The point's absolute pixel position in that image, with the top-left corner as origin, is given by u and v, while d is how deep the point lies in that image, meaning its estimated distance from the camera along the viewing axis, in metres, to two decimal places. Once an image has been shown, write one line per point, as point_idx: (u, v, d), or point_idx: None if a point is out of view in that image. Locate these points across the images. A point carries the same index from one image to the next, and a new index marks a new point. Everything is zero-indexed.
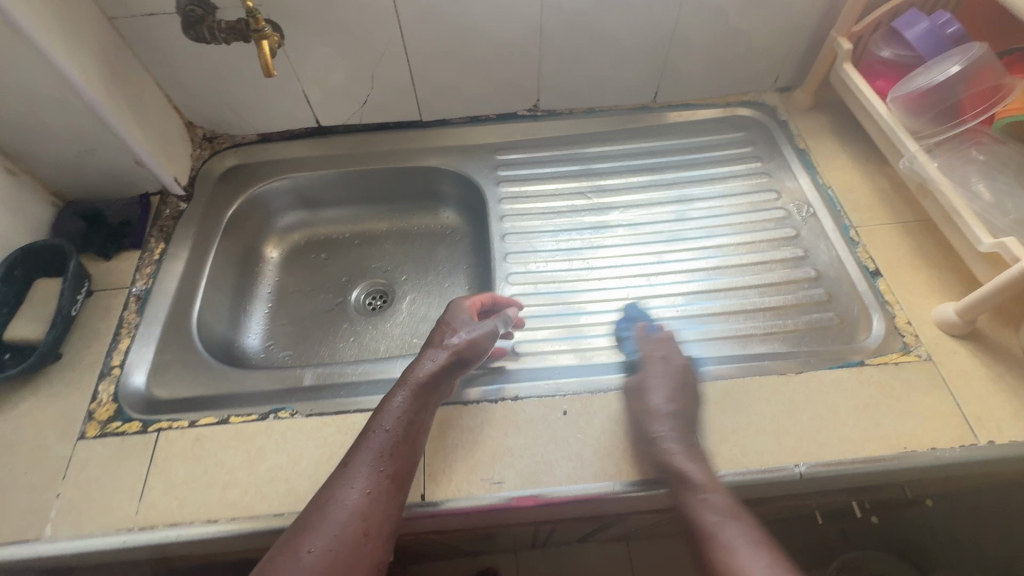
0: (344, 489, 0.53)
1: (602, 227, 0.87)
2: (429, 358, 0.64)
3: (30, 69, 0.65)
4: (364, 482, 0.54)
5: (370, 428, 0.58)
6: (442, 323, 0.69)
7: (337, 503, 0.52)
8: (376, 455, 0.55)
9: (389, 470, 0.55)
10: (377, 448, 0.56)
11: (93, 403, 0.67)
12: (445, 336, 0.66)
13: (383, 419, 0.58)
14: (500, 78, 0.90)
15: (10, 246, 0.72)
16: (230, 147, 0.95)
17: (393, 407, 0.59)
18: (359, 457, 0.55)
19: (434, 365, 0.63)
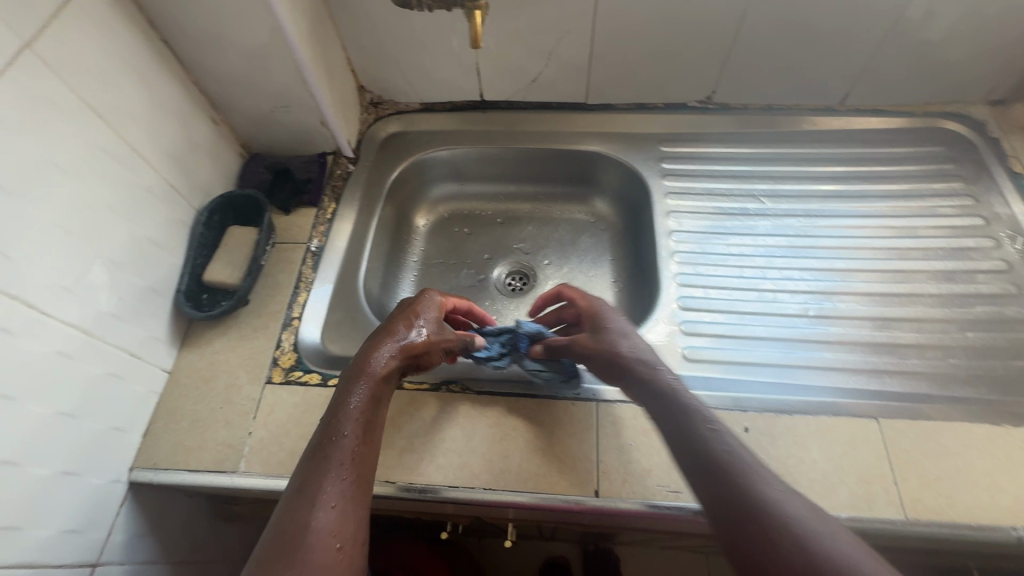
0: (309, 510, 0.46)
1: (776, 235, 0.82)
2: (388, 351, 0.58)
3: (256, 22, 0.67)
4: (331, 495, 0.47)
5: (326, 435, 0.51)
6: (403, 308, 0.62)
7: (304, 527, 0.45)
8: (337, 464, 0.49)
9: (352, 479, 0.49)
10: (338, 456, 0.50)
11: (277, 350, 0.70)
12: (408, 329, 0.60)
13: (343, 424, 0.52)
14: (681, 65, 0.86)
15: (209, 192, 0.76)
16: (393, 114, 0.96)
17: (349, 408, 0.53)
18: (326, 471, 0.49)
19: (393, 361, 0.58)
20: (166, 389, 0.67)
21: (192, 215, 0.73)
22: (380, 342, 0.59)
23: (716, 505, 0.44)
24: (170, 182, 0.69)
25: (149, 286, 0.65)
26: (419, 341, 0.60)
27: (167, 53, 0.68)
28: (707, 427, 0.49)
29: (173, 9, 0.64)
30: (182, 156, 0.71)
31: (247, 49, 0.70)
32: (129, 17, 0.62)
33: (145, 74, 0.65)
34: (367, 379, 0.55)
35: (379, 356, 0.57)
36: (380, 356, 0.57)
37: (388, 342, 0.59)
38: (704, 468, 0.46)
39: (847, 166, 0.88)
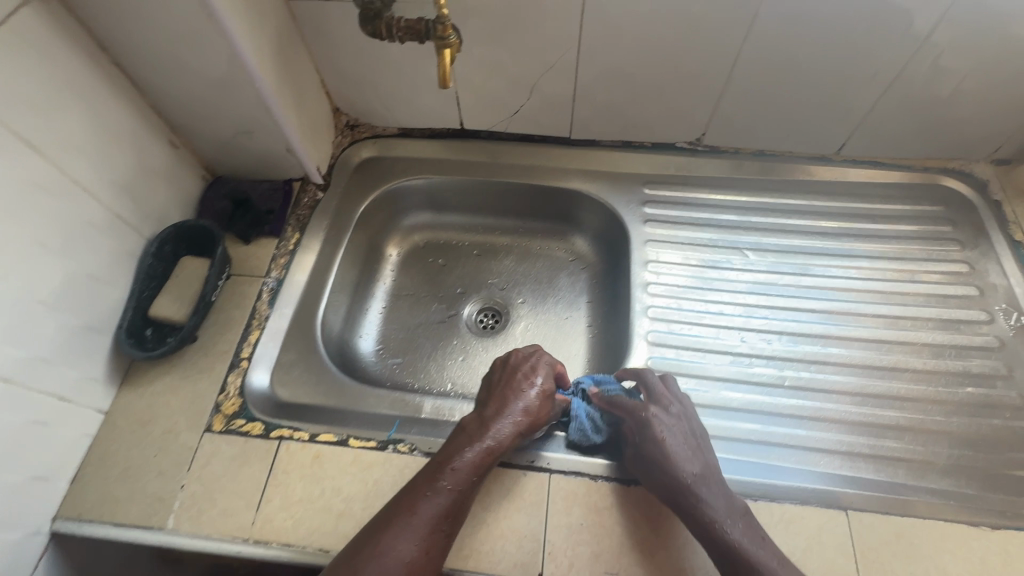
0: (405, 532, 0.50)
1: (758, 292, 0.78)
2: (511, 416, 0.59)
3: (211, 50, 0.63)
4: (422, 539, 0.51)
5: (440, 475, 0.54)
6: (522, 372, 0.63)
7: (385, 551, 0.49)
8: (439, 509, 0.52)
9: (446, 519, 0.52)
10: (441, 501, 0.53)
11: (221, 394, 0.67)
12: (524, 391, 0.62)
13: (456, 472, 0.54)
14: (669, 106, 0.82)
15: (163, 219, 0.73)
16: (369, 138, 0.92)
17: (466, 459, 0.55)
18: (422, 504, 0.52)
19: (512, 424, 0.59)
20: (99, 431, 0.64)
21: (142, 245, 0.69)
22: (504, 399, 0.61)
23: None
24: (117, 212, 0.66)
25: (86, 324, 0.62)
26: (540, 404, 0.61)
27: (119, 76, 0.65)
28: (718, 503, 0.55)
29: (123, 33, 0.61)
30: (133, 184, 0.68)
31: (205, 76, 0.66)
32: (75, 41, 0.59)
33: (91, 100, 0.61)
34: (483, 432, 0.58)
35: (501, 426, 0.58)
36: (501, 417, 0.59)
37: (509, 405, 0.60)
38: (714, 540, 0.53)
39: (839, 220, 0.83)
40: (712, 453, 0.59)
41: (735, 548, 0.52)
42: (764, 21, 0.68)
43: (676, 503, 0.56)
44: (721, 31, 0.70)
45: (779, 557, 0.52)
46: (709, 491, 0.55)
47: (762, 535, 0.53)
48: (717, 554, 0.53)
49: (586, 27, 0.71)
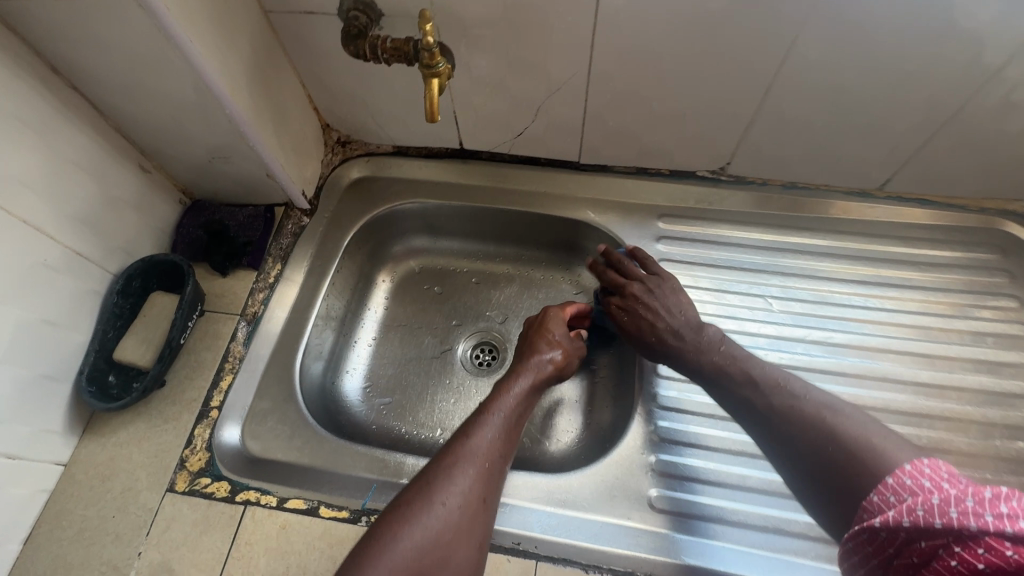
0: (466, 452, 0.50)
1: (783, 348, 0.70)
2: (536, 368, 0.61)
3: (174, 75, 0.56)
4: (476, 468, 0.49)
5: (487, 409, 0.55)
6: (539, 328, 0.67)
7: (451, 470, 0.49)
8: (491, 438, 0.52)
9: (499, 448, 0.52)
10: (492, 433, 0.53)
11: (186, 449, 0.62)
12: (542, 347, 0.64)
13: (501, 405, 0.55)
14: (690, 134, 0.73)
15: (132, 251, 0.67)
16: (362, 157, 0.85)
17: (511, 395, 0.57)
18: (478, 429, 0.52)
19: (538, 374, 0.61)
20: (57, 486, 0.60)
21: (107, 282, 0.64)
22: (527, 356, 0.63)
23: (802, 461, 0.48)
24: (76, 250, 0.60)
25: (41, 374, 0.57)
26: (563, 356, 0.65)
27: (78, 100, 0.59)
28: (803, 400, 0.52)
29: (76, 55, 0.54)
30: (96, 217, 0.62)
31: (171, 101, 0.60)
32: (22, 66, 0.53)
33: (44, 129, 0.55)
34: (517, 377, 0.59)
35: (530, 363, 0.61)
36: (529, 367, 0.61)
37: (534, 358, 0.63)
38: (800, 455, 0.48)
39: (877, 266, 0.74)
40: (761, 362, 0.58)
41: (828, 441, 0.47)
42: (804, 47, 0.59)
43: (769, 423, 0.52)
44: (753, 56, 0.61)
45: (880, 431, 0.46)
46: (792, 396, 0.52)
47: (855, 427, 0.47)
48: (817, 457, 0.47)
49: (598, 49, 0.63)
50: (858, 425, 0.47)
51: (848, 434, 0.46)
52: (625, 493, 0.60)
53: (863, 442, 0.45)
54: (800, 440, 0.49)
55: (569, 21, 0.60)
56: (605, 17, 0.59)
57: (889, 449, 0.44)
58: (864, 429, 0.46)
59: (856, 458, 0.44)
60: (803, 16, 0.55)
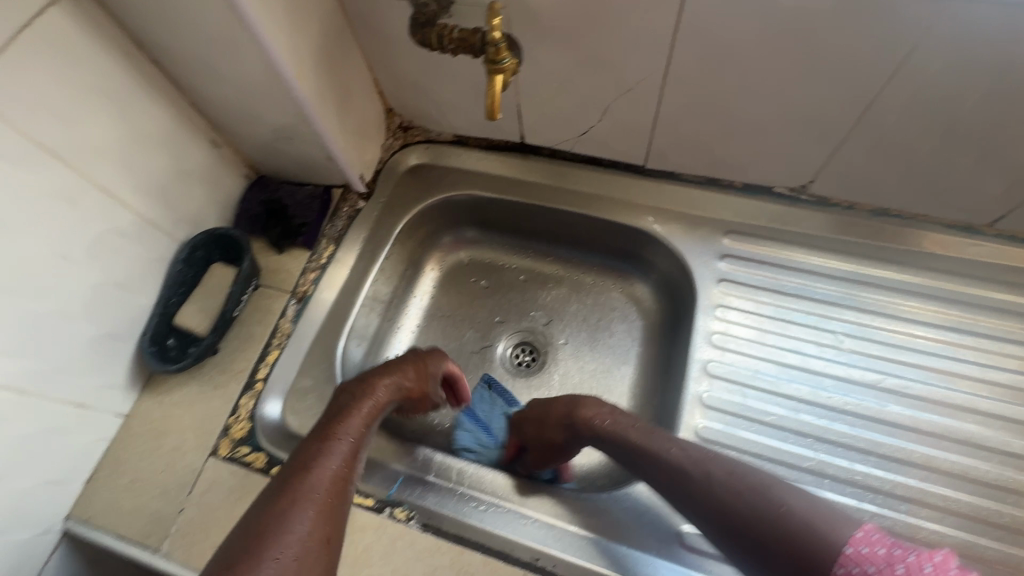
0: (306, 483, 0.46)
1: (850, 392, 0.63)
2: (392, 387, 0.62)
3: (245, 57, 0.57)
4: (324, 490, 0.47)
5: (334, 436, 0.53)
6: (416, 357, 0.67)
7: (317, 474, 0.48)
8: (337, 462, 0.50)
9: (346, 472, 0.50)
10: (338, 457, 0.50)
11: (231, 417, 0.65)
12: (411, 373, 0.64)
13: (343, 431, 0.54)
14: (772, 148, 0.66)
15: (198, 222, 0.70)
16: (422, 143, 0.85)
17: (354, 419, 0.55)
18: (322, 457, 0.50)
19: (391, 394, 0.62)
20: (117, 436, 0.64)
21: (174, 250, 0.67)
22: (389, 376, 0.62)
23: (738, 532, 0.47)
24: (148, 218, 0.63)
25: (108, 332, 0.61)
26: (419, 385, 0.66)
27: (158, 75, 0.61)
28: (713, 466, 0.51)
29: (158, 32, 0.56)
30: (168, 189, 0.65)
31: (241, 81, 0.61)
32: (109, 42, 0.55)
33: (125, 102, 0.58)
34: (371, 392, 0.60)
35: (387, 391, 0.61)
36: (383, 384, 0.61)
37: (394, 378, 0.63)
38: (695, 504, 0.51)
39: (973, 313, 0.66)
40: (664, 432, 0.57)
41: (740, 498, 0.48)
42: (920, 61, 0.51)
43: (683, 491, 0.52)
44: (860, 67, 0.54)
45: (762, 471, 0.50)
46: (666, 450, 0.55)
47: (732, 470, 0.51)
48: (750, 533, 0.46)
49: (680, 49, 0.58)
50: (787, 493, 0.47)
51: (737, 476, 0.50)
52: (655, 526, 0.58)
53: (762, 485, 0.48)
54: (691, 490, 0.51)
55: (651, 18, 0.55)
56: (690, 17, 0.54)
57: (821, 505, 0.45)
58: (790, 499, 0.46)
59: (748, 502, 0.47)
60: (925, 26, 0.48)
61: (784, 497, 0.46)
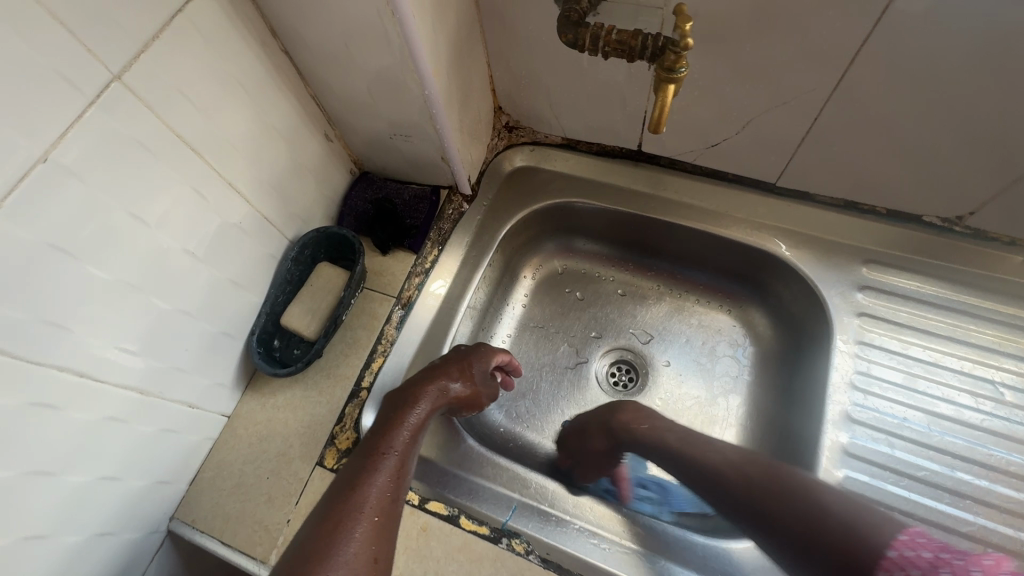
0: (351, 507, 0.47)
1: (1013, 451, 0.57)
2: (437, 393, 0.59)
3: (385, 51, 0.54)
4: (371, 510, 0.47)
5: (378, 451, 0.52)
6: (459, 355, 0.64)
7: (362, 492, 0.48)
8: (385, 479, 0.50)
9: (393, 487, 0.50)
10: (385, 474, 0.50)
11: (337, 425, 0.62)
12: (452, 375, 0.62)
13: (390, 443, 0.53)
14: (936, 173, 0.60)
15: (306, 219, 0.68)
16: (527, 145, 0.80)
17: (402, 429, 0.55)
18: (368, 477, 0.50)
19: (437, 400, 0.59)
20: (220, 436, 0.62)
21: (283, 247, 0.65)
22: (434, 381, 0.60)
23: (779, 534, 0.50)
24: (264, 214, 0.61)
25: (223, 331, 0.59)
26: (467, 387, 0.62)
27: (286, 65, 0.58)
28: (784, 471, 0.53)
29: (296, 19, 0.53)
30: (284, 183, 0.62)
31: (373, 76, 0.58)
32: (248, 28, 0.52)
33: (256, 93, 0.55)
34: (414, 402, 0.58)
35: (430, 395, 0.59)
36: (429, 393, 0.59)
37: (438, 383, 0.60)
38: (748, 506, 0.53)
39: None
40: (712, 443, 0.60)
41: (767, 503, 0.51)
42: None
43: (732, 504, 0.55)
44: None
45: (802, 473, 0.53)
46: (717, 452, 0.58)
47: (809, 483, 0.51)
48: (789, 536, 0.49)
49: (859, 62, 0.52)
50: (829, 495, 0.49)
51: (777, 476, 0.53)
52: None
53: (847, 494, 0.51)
54: (741, 489, 0.54)
55: (836, 27, 0.50)
56: (887, 28, 0.48)
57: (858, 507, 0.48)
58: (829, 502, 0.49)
59: (796, 499, 0.50)
60: None
61: (826, 498, 0.49)
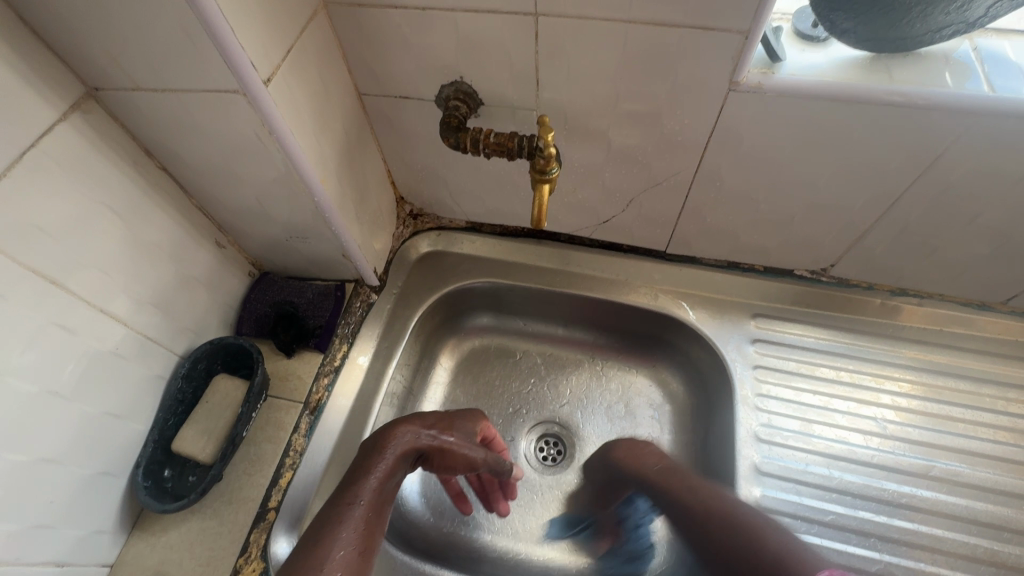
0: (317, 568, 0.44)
1: (903, 483, 0.62)
2: (409, 437, 0.57)
3: (267, 164, 0.54)
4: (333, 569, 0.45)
5: (345, 502, 0.50)
6: (443, 414, 0.63)
7: (327, 548, 0.46)
8: (349, 533, 0.48)
9: (358, 543, 0.48)
10: (350, 526, 0.48)
11: (241, 556, 0.57)
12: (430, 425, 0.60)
13: (358, 492, 0.51)
14: (795, 235, 0.67)
15: (200, 332, 0.64)
16: (433, 230, 0.81)
17: (371, 475, 0.53)
18: (337, 527, 0.48)
19: (408, 445, 0.57)
20: None
21: (173, 365, 0.61)
22: (404, 427, 0.58)
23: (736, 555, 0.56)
24: (148, 334, 0.57)
25: (101, 469, 0.54)
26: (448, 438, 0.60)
27: (168, 182, 0.57)
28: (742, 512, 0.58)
29: (171, 140, 0.52)
30: (171, 299, 0.59)
31: (258, 187, 0.57)
32: (119, 153, 0.51)
33: (132, 215, 0.53)
34: (382, 446, 0.55)
35: (401, 438, 0.56)
36: (400, 437, 0.56)
37: (410, 428, 0.58)
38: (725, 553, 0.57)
39: (1004, 391, 0.66)
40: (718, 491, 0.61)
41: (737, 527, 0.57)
42: (951, 162, 0.53)
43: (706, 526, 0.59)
44: (890, 170, 0.55)
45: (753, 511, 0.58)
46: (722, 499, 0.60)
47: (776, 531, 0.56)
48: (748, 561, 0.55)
49: (710, 151, 0.59)
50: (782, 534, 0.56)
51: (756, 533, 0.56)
52: None
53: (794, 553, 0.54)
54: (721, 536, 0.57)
55: (685, 124, 0.56)
56: (725, 123, 0.55)
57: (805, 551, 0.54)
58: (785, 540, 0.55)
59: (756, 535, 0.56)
60: (954, 134, 0.50)
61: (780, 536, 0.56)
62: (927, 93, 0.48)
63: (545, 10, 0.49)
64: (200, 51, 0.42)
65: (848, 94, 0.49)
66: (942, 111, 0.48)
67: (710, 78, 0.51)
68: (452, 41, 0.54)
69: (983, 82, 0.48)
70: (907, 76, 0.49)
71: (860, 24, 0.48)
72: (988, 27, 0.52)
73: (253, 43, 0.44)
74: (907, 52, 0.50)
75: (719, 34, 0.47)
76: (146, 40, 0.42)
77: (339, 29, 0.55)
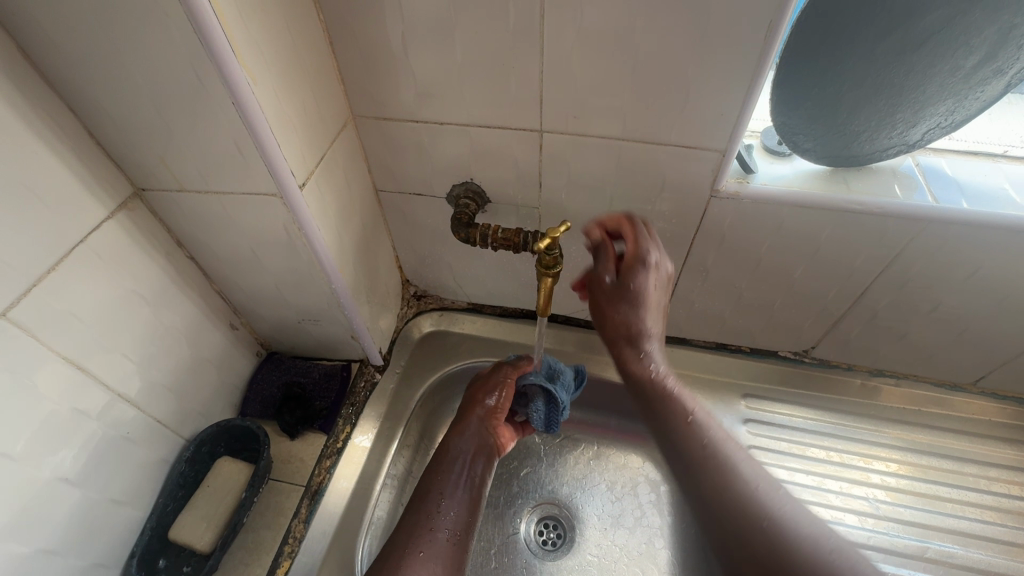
0: (438, 501, 0.59)
1: (901, 566, 0.63)
2: (499, 383, 0.69)
3: (293, 258, 0.58)
4: (452, 504, 0.59)
5: (452, 445, 0.65)
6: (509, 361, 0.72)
7: (444, 487, 0.61)
8: (465, 466, 0.63)
9: (468, 488, 0.62)
10: (463, 457, 0.64)
11: None
12: (505, 369, 0.71)
13: (465, 431, 0.66)
14: (776, 320, 0.73)
15: (206, 414, 0.65)
16: (436, 311, 0.85)
17: (483, 405, 0.68)
18: (447, 474, 0.62)
19: (500, 391, 0.69)
20: None
21: (178, 448, 0.62)
22: (496, 376, 0.70)
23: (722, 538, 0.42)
24: (158, 417, 0.58)
25: (95, 560, 0.53)
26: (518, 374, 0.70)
27: (192, 269, 0.60)
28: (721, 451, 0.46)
29: (202, 233, 0.57)
30: (183, 381, 0.61)
31: (278, 274, 0.61)
32: (154, 244, 0.55)
33: (157, 300, 0.56)
34: (483, 391, 0.69)
35: (492, 389, 0.69)
36: (496, 385, 0.69)
37: (500, 375, 0.70)
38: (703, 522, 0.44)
39: (985, 470, 0.69)
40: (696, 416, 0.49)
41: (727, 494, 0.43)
42: (908, 260, 0.59)
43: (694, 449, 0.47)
44: (857, 265, 0.61)
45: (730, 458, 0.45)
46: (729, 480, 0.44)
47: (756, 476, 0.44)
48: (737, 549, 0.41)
49: (696, 246, 0.65)
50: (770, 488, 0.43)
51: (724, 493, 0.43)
52: None
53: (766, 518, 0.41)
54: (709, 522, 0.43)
55: (673, 223, 0.63)
56: (708, 223, 0.61)
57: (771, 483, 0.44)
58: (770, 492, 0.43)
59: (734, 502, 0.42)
60: (908, 237, 0.57)
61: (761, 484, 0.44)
62: (881, 202, 0.55)
63: (549, 128, 0.56)
64: (246, 160, 0.48)
65: (814, 202, 0.56)
66: (895, 217, 0.55)
67: (694, 186, 0.58)
68: (464, 149, 0.60)
69: (927, 194, 0.56)
70: (862, 187, 0.57)
71: (818, 144, 0.56)
72: (926, 147, 0.60)
73: (292, 153, 0.49)
74: (860, 166, 0.58)
75: (700, 151, 0.54)
76: (198, 152, 0.48)
77: (364, 137, 0.62)
